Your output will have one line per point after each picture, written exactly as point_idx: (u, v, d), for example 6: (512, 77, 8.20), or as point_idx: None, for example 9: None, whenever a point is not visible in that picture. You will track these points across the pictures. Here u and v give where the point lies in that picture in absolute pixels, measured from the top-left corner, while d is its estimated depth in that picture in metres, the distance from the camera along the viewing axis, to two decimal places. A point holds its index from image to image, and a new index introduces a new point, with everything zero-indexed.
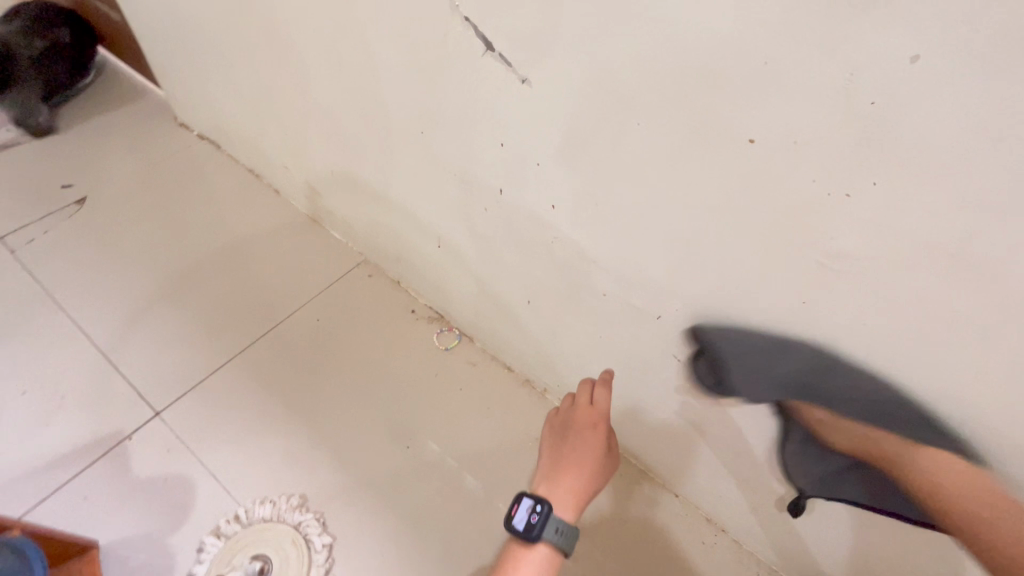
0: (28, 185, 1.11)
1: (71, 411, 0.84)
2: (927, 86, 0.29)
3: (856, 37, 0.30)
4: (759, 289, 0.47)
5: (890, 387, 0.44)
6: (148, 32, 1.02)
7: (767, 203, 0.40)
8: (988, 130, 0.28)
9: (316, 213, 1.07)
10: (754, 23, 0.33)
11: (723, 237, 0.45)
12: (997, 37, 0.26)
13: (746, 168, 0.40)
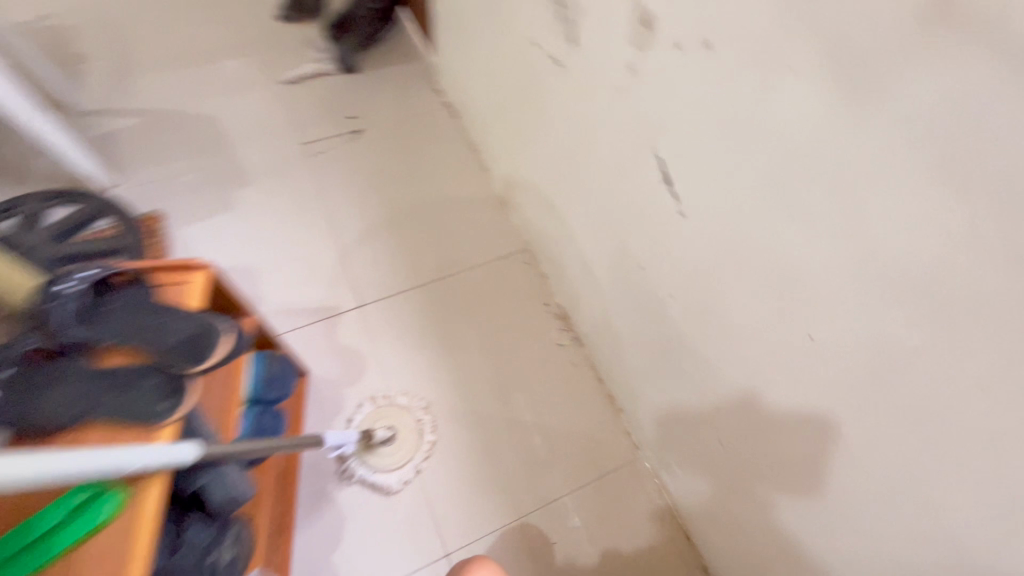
0: (329, 108, 1.53)
1: (313, 280, 1.24)
2: (922, 370, 0.44)
3: (890, 319, 0.45)
4: (791, 425, 0.63)
5: (856, 535, 0.60)
6: (445, 27, 1.33)
7: (813, 377, 0.56)
8: (949, 414, 0.43)
9: (507, 199, 1.35)
10: (834, 275, 0.48)
11: (778, 381, 0.62)
12: (964, 369, 0.40)
13: (807, 350, 0.56)
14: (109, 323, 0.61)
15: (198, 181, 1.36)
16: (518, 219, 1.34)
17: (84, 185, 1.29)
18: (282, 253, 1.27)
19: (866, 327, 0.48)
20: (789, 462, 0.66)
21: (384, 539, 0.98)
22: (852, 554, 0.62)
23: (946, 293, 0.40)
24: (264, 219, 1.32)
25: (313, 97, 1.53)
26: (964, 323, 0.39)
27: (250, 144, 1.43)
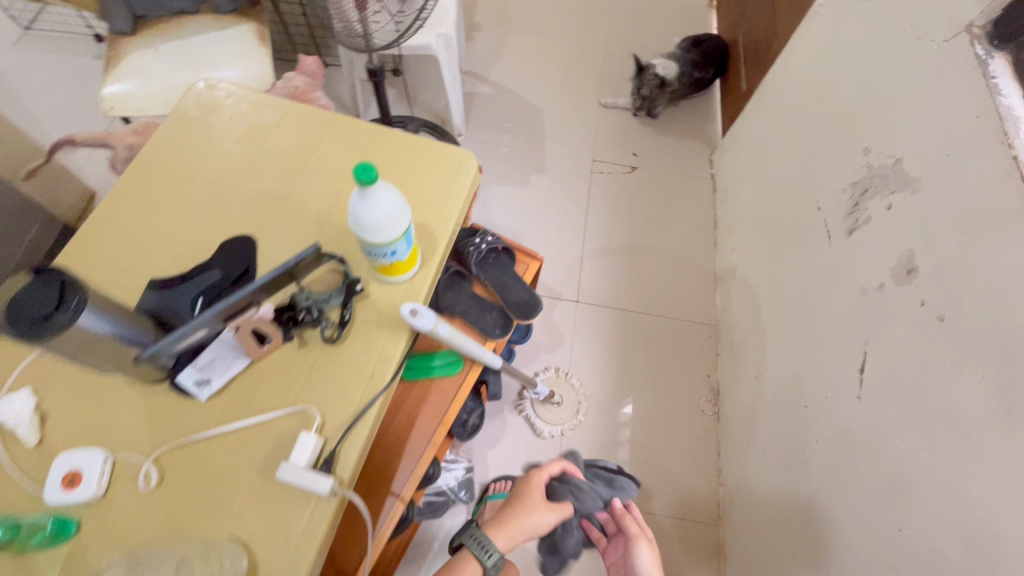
0: (622, 138, 1.88)
1: (553, 265, 1.65)
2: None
3: (956, 547, 0.69)
4: (847, 569, 0.87)
5: None
6: (749, 129, 1.60)
7: (882, 550, 0.80)
8: None
9: (720, 281, 1.62)
10: (939, 503, 0.72)
11: (857, 538, 0.86)
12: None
13: (888, 533, 0.80)
14: (489, 272, 1.04)
15: (512, 155, 1.83)
16: (720, 300, 1.60)
17: (446, 125, 1.82)
18: (542, 235, 1.69)
19: (936, 542, 0.72)
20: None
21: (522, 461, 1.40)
22: None
23: (996, 553, 0.63)
24: (541, 204, 1.75)
25: (615, 125, 1.90)
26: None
27: (557, 142, 1.86)
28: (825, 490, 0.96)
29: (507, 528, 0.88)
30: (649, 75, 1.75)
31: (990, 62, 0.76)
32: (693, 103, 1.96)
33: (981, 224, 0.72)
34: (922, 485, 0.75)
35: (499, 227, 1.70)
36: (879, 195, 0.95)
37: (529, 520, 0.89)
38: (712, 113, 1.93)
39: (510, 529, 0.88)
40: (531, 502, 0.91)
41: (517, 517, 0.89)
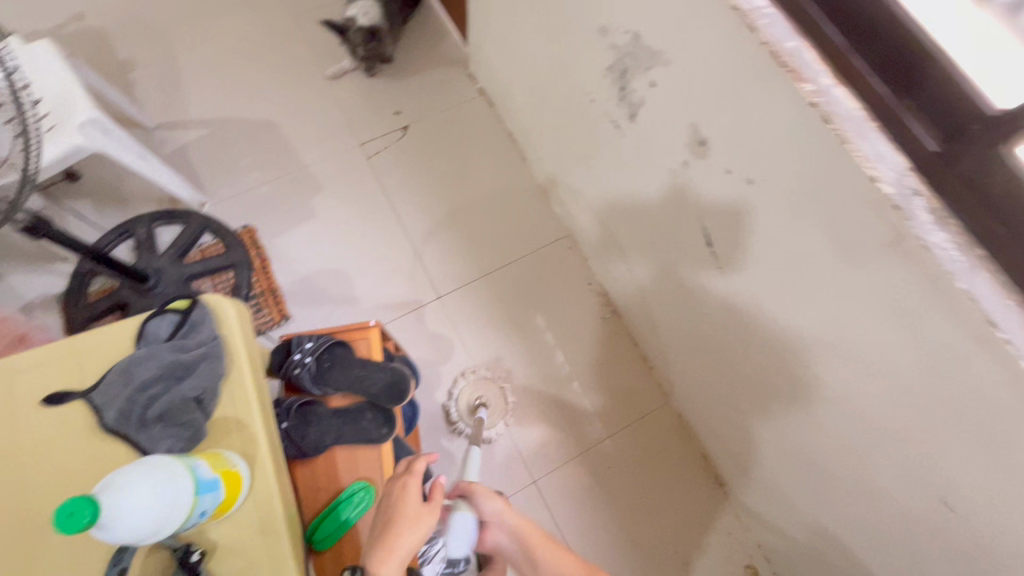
0: (374, 104, 1.65)
1: (396, 278, 1.48)
2: (875, 394, 0.73)
3: (858, 365, 0.74)
4: (789, 405, 0.94)
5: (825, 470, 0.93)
6: (483, 30, 1.45)
7: (808, 385, 0.86)
8: (886, 418, 0.74)
9: (548, 190, 1.56)
10: (829, 335, 0.76)
11: (783, 381, 0.92)
12: (898, 397, 0.70)
13: (806, 371, 0.85)
14: (333, 380, 0.88)
15: (276, 191, 1.54)
16: (559, 210, 1.56)
17: (180, 206, 1.47)
18: (364, 255, 1.49)
19: (842, 366, 0.77)
20: (785, 426, 0.98)
21: (490, 474, 1.35)
22: (821, 479, 0.96)
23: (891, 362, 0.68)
24: (342, 224, 1.52)
25: (358, 94, 1.65)
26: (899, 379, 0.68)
27: (312, 149, 1.59)
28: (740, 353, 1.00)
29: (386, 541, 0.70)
30: (353, 30, 1.53)
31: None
32: (417, 24, 1.74)
33: (737, 79, 0.69)
34: (811, 328, 0.79)
35: (317, 276, 1.47)
36: (635, 74, 0.89)
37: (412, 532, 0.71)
38: (441, 25, 1.74)
39: (384, 551, 0.68)
40: (404, 510, 0.72)
41: (397, 530, 0.71)
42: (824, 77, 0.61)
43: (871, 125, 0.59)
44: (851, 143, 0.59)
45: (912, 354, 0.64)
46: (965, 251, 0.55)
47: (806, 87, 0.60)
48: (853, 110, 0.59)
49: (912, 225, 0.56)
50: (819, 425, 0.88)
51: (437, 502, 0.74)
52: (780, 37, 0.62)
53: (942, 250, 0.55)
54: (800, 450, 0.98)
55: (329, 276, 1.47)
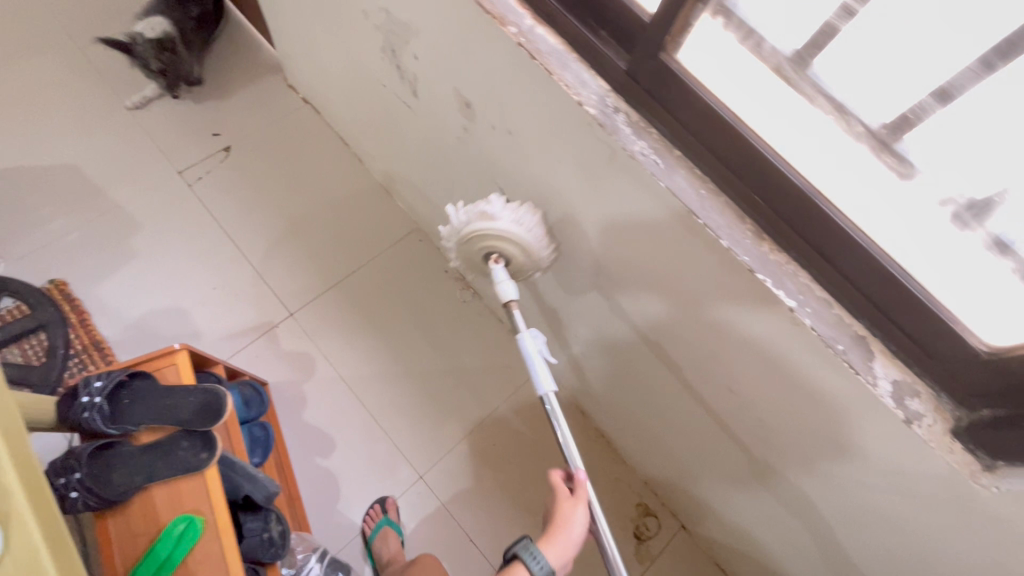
0: (189, 129, 1.55)
1: (241, 304, 1.40)
2: (653, 308, 0.80)
3: (635, 285, 0.80)
4: (611, 341, 1.00)
5: (654, 393, 1.00)
6: (286, 35, 1.42)
7: (614, 317, 0.92)
8: (668, 328, 0.80)
9: (388, 187, 1.55)
10: (607, 264, 0.82)
11: (600, 319, 0.97)
12: (666, 305, 0.77)
13: (608, 305, 0.91)
14: (134, 416, 0.81)
15: (86, 236, 1.40)
16: (404, 205, 1.55)
17: None
18: (201, 287, 1.40)
19: (625, 289, 0.83)
20: (617, 363, 1.04)
21: (374, 482, 1.31)
22: (655, 403, 1.03)
23: (650, 274, 0.74)
24: (170, 259, 1.41)
25: (168, 121, 1.55)
26: (659, 288, 0.75)
27: (121, 185, 1.46)
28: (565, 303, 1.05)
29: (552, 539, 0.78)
30: (138, 45, 1.43)
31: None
32: (225, 41, 1.67)
33: (466, 36, 0.72)
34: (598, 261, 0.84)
35: (147, 318, 1.35)
36: (402, 49, 0.91)
37: (563, 524, 0.78)
38: (251, 39, 1.68)
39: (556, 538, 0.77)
40: (560, 507, 0.79)
41: (557, 523, 0.78)
42: (526, 19, 0.66)
43: (571, 56, 0.64)
44: (555, 73, 0.63)
45: (660, 262, 0.71)
46: (662, 154, 0.61)
47: (509, 28, 0.64)
48: (554, 44, 0.64)
49: (615, 136, 0.61)
50: (636, 352, 0.94)
51: (582, 494, 0.79)
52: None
53: (643, 155, 0.61)
54: (634, 381, 1.04)
55: (163, 315, 1.36)
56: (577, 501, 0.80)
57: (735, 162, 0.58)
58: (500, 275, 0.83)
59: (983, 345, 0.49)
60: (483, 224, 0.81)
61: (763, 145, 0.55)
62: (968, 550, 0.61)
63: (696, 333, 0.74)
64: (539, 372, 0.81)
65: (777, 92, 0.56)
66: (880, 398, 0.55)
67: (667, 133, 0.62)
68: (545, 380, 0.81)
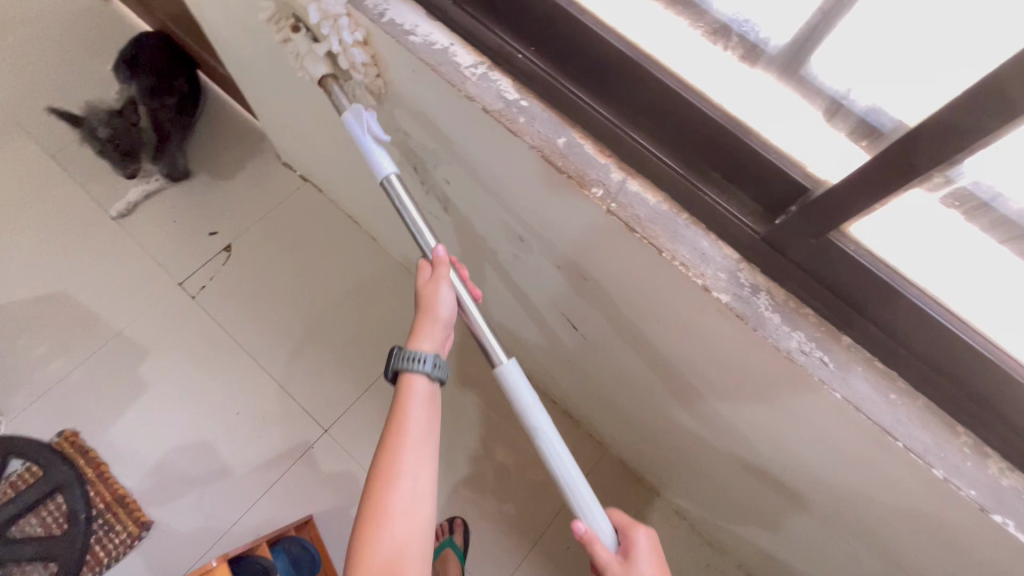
0: (182, 230, 1.40)
1: (270, 427, 1.26)
2: (782, 476, 0.65)
3: (756, 452, 0.64)
4: (705, 475, 0.84)
5: (762, 528, 0.85)
6: (279, 117, 1.25)
7: (714, 463, 0.77)
8: (802, 498, 0.65)
9: (410, 266, 1.40)
10: (715, 426, 0.66)
11: (693, 454, 0.82)
12: (805, 482, 0.61)
13: (709, 450, 0.75)
14: None
15: (89, 375, 1.26)
16: None
17: None
18: (223, 414, 1.26)
19: (739, 450, 0.67)
20: (711, 490, 0.89)
21: None
22: (762, 531, 0.87)
23: (784, 453, 0.59)
24: (184, 386, 1.28)
25: (159, 225, 1.40)
26: (797, 467, 0.59)
27: (118, 308, 1.32)
28: (643, 427, 0.90)
29: (425, 330, 0.60)
30: (92, 117, 1.39)
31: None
32: (206, 122, 1.51)
33: (522, 186, 0.56)
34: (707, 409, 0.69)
35: (170, 460, 1.22)
36: (429, 170, 0.75)
37: (432, 302, 0.61)
38: (235, 115, 1.52)
39: (427, 324, 0.60)
40: (419, 290, 0.62)
41: (421, 299, 0.61)
42: (611, 170, 0.49)
43: (681, 219, 0.48)
44: (667, 250, 0.47)
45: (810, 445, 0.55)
46: (831, 348, 0.45)
47: (594, 193, 0.47)
48: (657, 206, 0.48)
49: (763, 332, 0.45)
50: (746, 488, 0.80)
51: (438, 266, 0.61)
52: (547, 134, 0.49)
53: (803, 352, 0.45)
54: (732, 508, 0.89)
55: (188, 454, 1.23)
56: (435, 280, 0.61)
57: (945, 363, 0.42)
58: (302, 46, 0.62)
59: None
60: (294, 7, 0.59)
61: (987, 342, 0.40)
62: None
63: (853, 515, 0.59)
64: (376, 151, 0.62)
65: (1002, 266, 0.40)
66: None
67: (829, 316, 0.45)
68: (387, 160, 0.62)
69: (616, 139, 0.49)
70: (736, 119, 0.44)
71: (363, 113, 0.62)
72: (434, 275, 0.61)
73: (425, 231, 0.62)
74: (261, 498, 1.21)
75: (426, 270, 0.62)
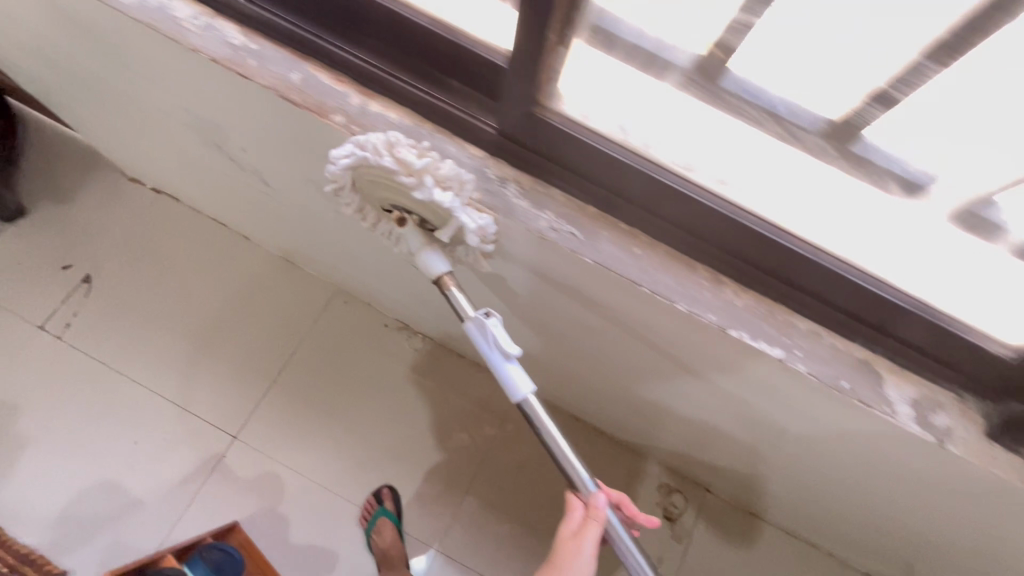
0: (32, 270, 1.31)
1: (176, 448, 1.22)
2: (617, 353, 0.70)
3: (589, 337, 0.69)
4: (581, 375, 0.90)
5: (640, 410, 0.92)
6: (99, 128, 1.16)
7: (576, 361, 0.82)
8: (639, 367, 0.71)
9: (289, 256, 1.37)
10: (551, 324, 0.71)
11: (563, 359, 0.87)
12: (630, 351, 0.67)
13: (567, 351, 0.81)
14: None
15: None
16: (314, 269, 1.37)
17: None
18: (123, 447, 1.21)
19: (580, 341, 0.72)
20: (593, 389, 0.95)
21: None
22: (644, 414, 0.95)
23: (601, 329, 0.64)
24: (71, 429, 1.21)
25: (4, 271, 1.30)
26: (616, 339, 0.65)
27: None
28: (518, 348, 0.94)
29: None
30: None
31: (401, 179, 0.50)
32: (31, 151, 1.39)
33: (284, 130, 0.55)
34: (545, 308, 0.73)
35: (75, 506, 1.17)
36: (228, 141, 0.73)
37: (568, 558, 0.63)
38: (62, 138, 1.40)
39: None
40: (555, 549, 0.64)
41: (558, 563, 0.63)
42: (352, 97, 0.54)
43: (428, 130, 0.54)
44: (391, 150, 0.51)
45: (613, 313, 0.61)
46: (569, 213, 0.51)
47: (336, 122, 0.52)
48: (393, 119, 0.54)
49: (510, 216, 0.52)
50: (612, 376, 0.86)
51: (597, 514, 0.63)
52: (280, 72, 0.55)
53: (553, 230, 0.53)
54: (615, 401, 0.96)
55: (93, 495, 1.18)
56: (585, 534, 0.63)
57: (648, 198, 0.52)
58: (412, 240, 0.57)
59: (1006, 351, 0.54)
60: (369, 173, 0.52)
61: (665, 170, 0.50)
62: None
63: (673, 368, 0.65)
64: (514, 377, 0.60)
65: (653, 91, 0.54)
66: (910, 429, 0.56)
67: (567, 187, 0.54)
68: (519, 381, 0.60)
69: (345, 66, 0.55)
70: (449, 27, 0.49)
71: (487, 321, 0.58)
72: (584, 533, 0.63)
73: (576, 467, 0.63)
74: (181, 518, 1.18)
75: (577, 516, 0.64)
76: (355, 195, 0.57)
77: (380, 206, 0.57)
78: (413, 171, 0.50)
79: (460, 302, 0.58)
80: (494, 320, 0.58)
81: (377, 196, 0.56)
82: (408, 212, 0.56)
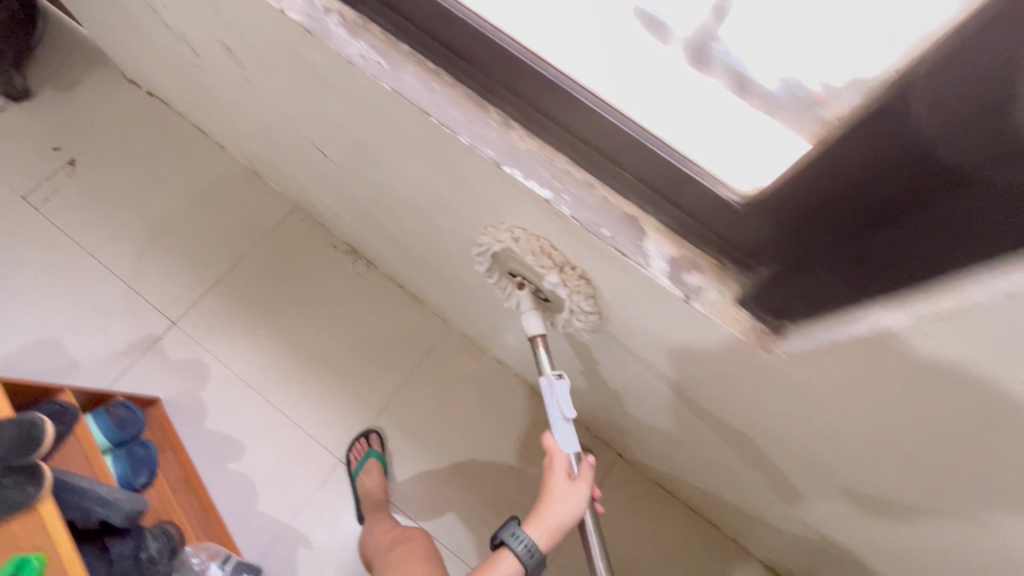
0: (25, 146, 1.41)
1: (119, 321, 1.30)
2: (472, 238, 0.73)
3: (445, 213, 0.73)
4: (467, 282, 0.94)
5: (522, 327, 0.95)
6: (100, 21, 1.27)
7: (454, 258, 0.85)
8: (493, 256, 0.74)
9: (255, 169, 1.45)
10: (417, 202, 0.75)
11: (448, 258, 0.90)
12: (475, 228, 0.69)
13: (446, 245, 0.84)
14: None
15: None
16: (277, 185, 1.45)
17: None
18: (70, 313, 1.30)
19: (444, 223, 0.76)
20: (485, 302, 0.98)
21: (290, 474, 1.26)
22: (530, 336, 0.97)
23: (446, 197, 0.68)
24: (29, 291, 1.30)
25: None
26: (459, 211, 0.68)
27: None
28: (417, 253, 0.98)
29: (540, 520, 0.69)
30: None
31: (527, 261, 0.62)
32: (48, 41, 1.52)
33: None
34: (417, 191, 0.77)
35: (16, 357, 1.25)
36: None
37: (553, 499, 0.69)
38: (78, 35, 1.53)
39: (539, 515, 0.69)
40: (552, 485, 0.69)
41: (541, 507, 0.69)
42: None
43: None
44: None
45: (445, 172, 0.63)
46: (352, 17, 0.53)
47: None
48: None
49: (327, 41, 0.52)
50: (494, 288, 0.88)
51: (585, 475, 0.70)
52: None
53: (361, 57, 0.52)
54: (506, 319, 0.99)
55: (35, 351, 1.26)
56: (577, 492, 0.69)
57: (428, 25, 0.50)
58: (524, 303, 0.68)
59: (737, 198, 0.43)
60: (505, 254, 0.66)
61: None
62: (802, 421, 0.57)
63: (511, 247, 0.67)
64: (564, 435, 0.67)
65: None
66: (657, 280, 0.48)
67: (366, 12, 0.53)
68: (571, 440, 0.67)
69: None
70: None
71: (556, 381, 0.65)
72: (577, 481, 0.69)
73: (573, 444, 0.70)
74: (111, 385, 1.26)
75: None
76: (489, 262, 0.70)
77: (507, 272, 0.70)
78: (547, 268, 0.61)
79: (544, 362, 0.67)
80: (563, 384, 0.65)
81: (508, 264, 0.68)
82: (526, 280, 0.69)
